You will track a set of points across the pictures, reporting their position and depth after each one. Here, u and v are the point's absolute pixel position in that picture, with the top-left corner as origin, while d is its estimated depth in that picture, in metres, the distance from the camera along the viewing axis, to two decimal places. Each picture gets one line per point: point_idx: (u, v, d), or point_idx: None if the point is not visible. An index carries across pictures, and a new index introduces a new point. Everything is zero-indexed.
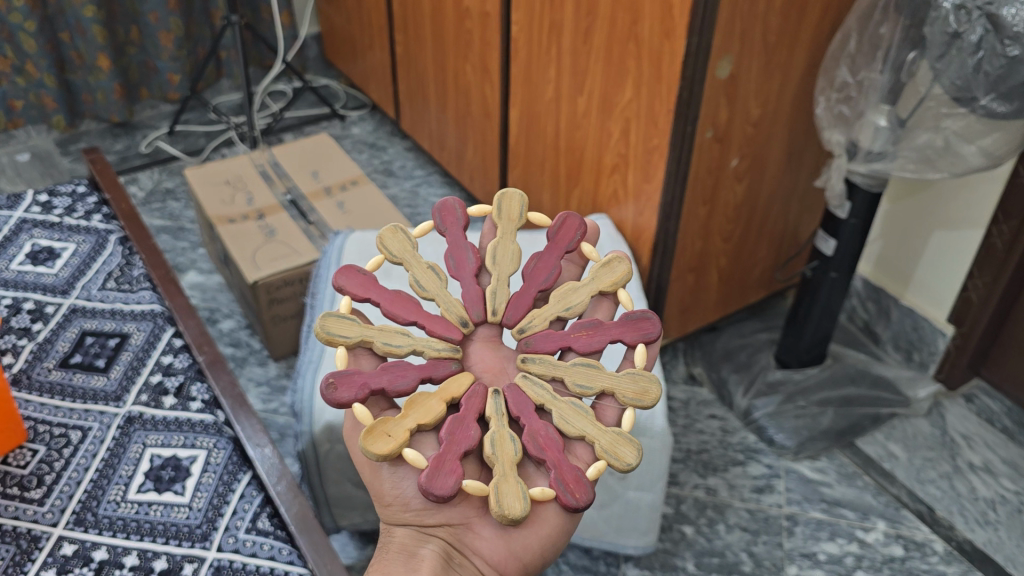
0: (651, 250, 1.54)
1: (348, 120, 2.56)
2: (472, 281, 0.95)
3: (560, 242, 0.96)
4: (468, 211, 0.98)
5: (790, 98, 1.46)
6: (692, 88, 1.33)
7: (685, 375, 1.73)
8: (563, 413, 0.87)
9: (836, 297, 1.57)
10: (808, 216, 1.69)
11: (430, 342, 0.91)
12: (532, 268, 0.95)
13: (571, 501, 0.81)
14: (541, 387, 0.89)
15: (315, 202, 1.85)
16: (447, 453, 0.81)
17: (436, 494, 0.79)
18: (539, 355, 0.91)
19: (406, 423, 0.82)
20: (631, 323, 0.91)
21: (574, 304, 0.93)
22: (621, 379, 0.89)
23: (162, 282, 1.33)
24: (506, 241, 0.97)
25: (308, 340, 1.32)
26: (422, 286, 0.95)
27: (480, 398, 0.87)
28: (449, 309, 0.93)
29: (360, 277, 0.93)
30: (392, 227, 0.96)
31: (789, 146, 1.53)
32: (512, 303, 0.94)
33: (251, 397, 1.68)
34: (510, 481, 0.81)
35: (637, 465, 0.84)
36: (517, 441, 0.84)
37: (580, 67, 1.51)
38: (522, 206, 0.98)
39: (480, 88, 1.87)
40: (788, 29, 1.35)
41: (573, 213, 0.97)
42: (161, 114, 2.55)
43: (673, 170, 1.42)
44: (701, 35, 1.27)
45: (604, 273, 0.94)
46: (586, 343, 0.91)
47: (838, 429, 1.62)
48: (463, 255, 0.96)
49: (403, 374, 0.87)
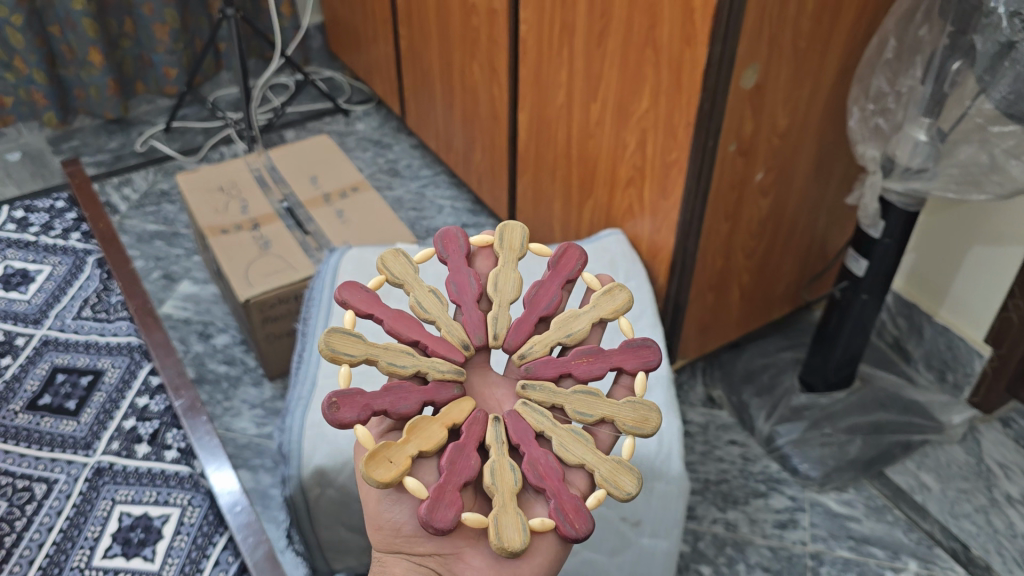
0: (669, 268, 1.43)
1: (352, 115, 2.45)
2: (474, 305, 0.92)
3: (561, 272, 0.94)
4: (470, 240, 0.95)
5: (821, 106, 1.34)
6: (715, 100, 1.21)
7: (704, 397, 1.63)
8: (562, 440, 0.85)
9: (869, 312, 1.45)
10: (837, 228, 1.58)
11: (434, 363, 0.87)
12: (533, 293, 0.93)
13: (571, 532, 0.79)
14: (541, 415, 0.86)
15: (313, 210, 1.75)
16: (447, 484, 0.79)
17: (436, 526, 0.76)
18: (540, 381, 0.89)
19: (408, 449, 0.80)
20: (631, 350, 0.90)
21: (575, 330, 0.91)
22: (621, 407, 0.87)
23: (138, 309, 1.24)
24: (507, 268, 0.94)
25: (298, 380, 1.24)
26: (423, 307, 0.91)
27: (481, 425, 0.85)
28: (450, 332, 0.90)
29: (363, 294, 0.89)
30: (393, 249, 0.93)
31: (818, 156, 1.42)
32: (514, 328, 0.91)
33: (245, 420, 1.60)
34: (511, 512, 0.79)
35: (637, 494, 0.83)
36: (517, 470, 0.82)
37: (593, 72, 1.40)
38: (523, 237, 0.96)
39: (487, 88, 1.76)
40: (820, 33, 1.24)
41: (574, 244, 0.96)
42: (158, 109, 2.46)
43: (693, 187, 1.31)
44: (725, 42, 1.15)
45: (605, 302, 0.93)
46: (587, 369, 0.88)
47: (867, 458, 1.51)
48: (466, 280, 0.93)
49: (406, 398, 0.84)
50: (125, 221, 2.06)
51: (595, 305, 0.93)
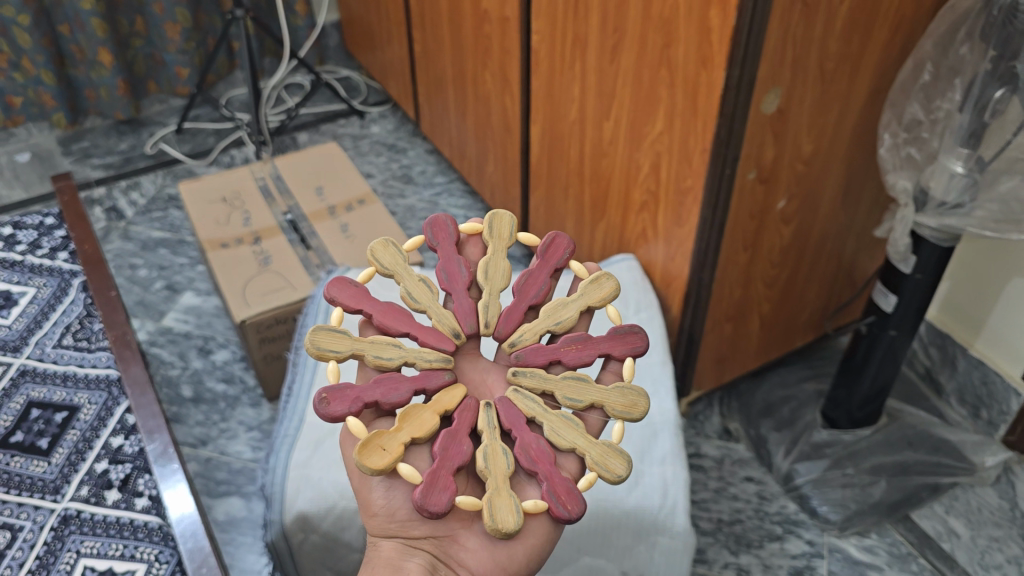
0: (683, 299, 1.34)
1: (367, 117, 2.37)
2: (465, 294, 0.92)
3: (549, 261, 0.94)
4: (460, 227, 0.95)
5: (849, 131, 1.25)
6: (733, 126, 1.12)
7: (719, 429, 1.55)
8: (554, 426, 0.84)
9: (903, 341, 1.34)
10: (866, 253, 1.48)
11: (422, 354, 0.87)
12: (522, 282, 0.93)
13: (562, 513, 0.79)
14: (533, 401, 0.86)
15: (317, 224, 1.69)
16: (440, 468, 0.79)
17: (431, 510, 0.76)
18: (530, 369, 0.89)
19: (401, 436, 0.79)
20: (618, 337, 0.90)
21: (564, 318, 0.91)
22: (610, 393, 0.87)
23: (116, 338, 1.19)
24: (497, 257, 0.93)
25: (285, 415, 1.20)
26: (414, 297, 0.91)
27: (473, 412, 0.84)
28: (441, 321, 0.90)
29: (351, 290, 0.89)
30: (383, 240, 0.93)
31: (846, 181, 1.32)
32: (504, 316, 0.91)
33: (241, 444, 1.55)
34: (503, 495, 0.79)
35: (627, 475, 0.83)
36: (509, 454, 0.82)
37: (606, 89, 1.32)
38: (513, 228, 0.96)
39: (500, 99, 1.68)
40: (849, 54, 1.14)
41: (562, 233, 0.95)
42: (170, 109, 2.41)
43: (709, 217, 1.22)
44: (743, 67, 1.06)
45: (593, 290, 0.93)
46: (576, 356, 0.89)
47: (891, 501, 1.41)
48: (456, 268, 0.93)
49: (396, 387, 0.84)
50: (131, 227, 2.01)
51: (582, 294, 0.94)
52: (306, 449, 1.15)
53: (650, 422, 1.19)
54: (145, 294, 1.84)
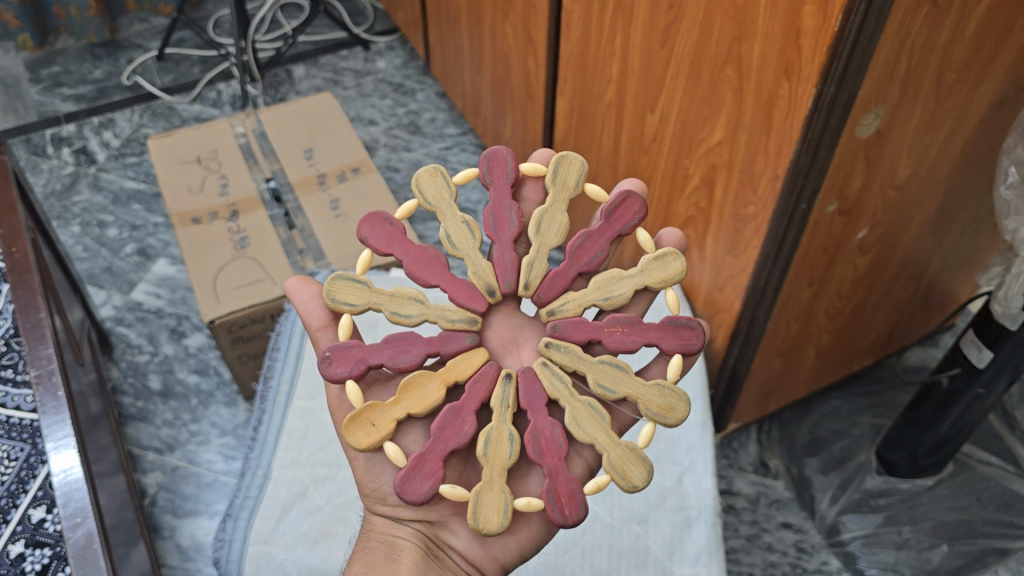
0: (730, 334, 1.12)
1: (372, 49, 2.10)
2: (510, 246, 0.78)
3: (613, 225, 0.77)
4: (521, 167, 0.78)
5: (957, 149, 0.99)
6: (818, 154, 0.86)
7: (755, 461, 1.34)
8: (576, 414, 0.74)
9: (1000, 385, 1.11)
10: (951, 274, 1.24)
11: (445, 312, 0.77)
12: (577, 244, 0.77)
13: (557, 517, 0.71)
14: (560, 380, 0.75)
15: (304, 197, 1.45)
16: (431, 451, 0.72)
17: (408, 499, 0.71)
18: (566, 343, 0.76)
19: (396, 412, 0.73)
20: (672, 330, 0.76)
21: (615, 295, 0.77)
22: (648, 388, 0.75)
23: (40, 378, 0.95)
24: (555, 208, 0.78)
25: (247, 470, 1.08)
26: (452, 241, 0.78)
27: (487, 385, 0.75)
28: (477, 274, 0.78)
29: (386, 228, 0.77)
30: (432, 169, 0.78)
31: (941, 207, 1.07)
32: (549, 279, 0.78)
33: (210, 452, 1.36)
34: (495, 489, 0.71)
35: (644, 486, 0.74)
36: (515, 442, 0.73)
37: (652, 77, 1.05)
38: (581, 173, 0.78)
39: (522, 60, 1.41)
40: (976, 60, 0.87)
41: (636, 192, 0.78)
42: (151, 29, 2.14)
43: (772, 254, 0.98)
44: (840, 85, 0.80)
45: (654, 268, 0.77)
46: (620, 341, 0.75)
47: (953, 569, 1.21)
48: (505, 214, 0.78)
49: (407, 349, 0.75)
50: (101, 174, 1.78)
51: (642, 269, 0.78)
52: (270, 519, 1.04)
53: (684, 508, 1.06)
54: (113, 260, 1.63)
